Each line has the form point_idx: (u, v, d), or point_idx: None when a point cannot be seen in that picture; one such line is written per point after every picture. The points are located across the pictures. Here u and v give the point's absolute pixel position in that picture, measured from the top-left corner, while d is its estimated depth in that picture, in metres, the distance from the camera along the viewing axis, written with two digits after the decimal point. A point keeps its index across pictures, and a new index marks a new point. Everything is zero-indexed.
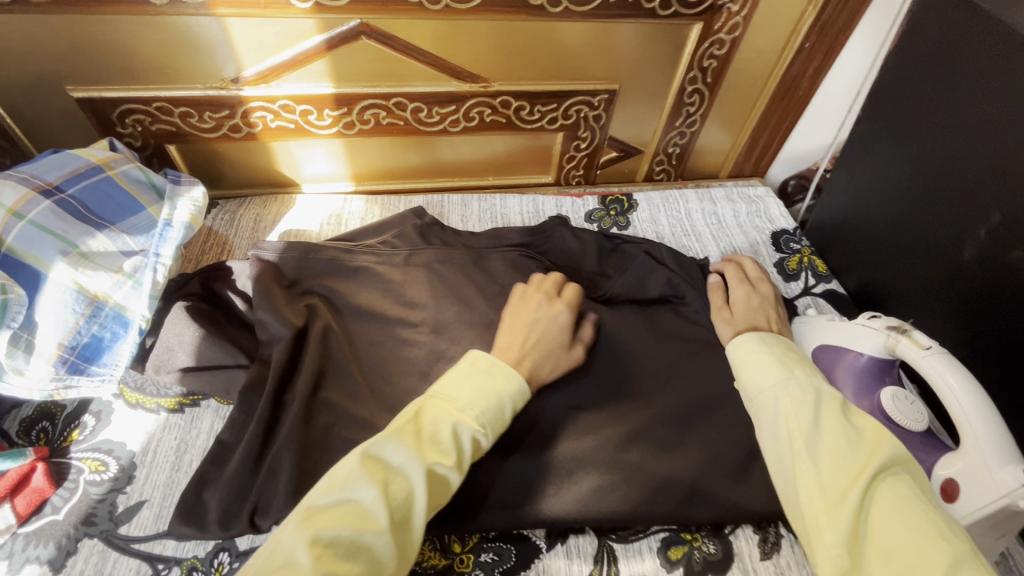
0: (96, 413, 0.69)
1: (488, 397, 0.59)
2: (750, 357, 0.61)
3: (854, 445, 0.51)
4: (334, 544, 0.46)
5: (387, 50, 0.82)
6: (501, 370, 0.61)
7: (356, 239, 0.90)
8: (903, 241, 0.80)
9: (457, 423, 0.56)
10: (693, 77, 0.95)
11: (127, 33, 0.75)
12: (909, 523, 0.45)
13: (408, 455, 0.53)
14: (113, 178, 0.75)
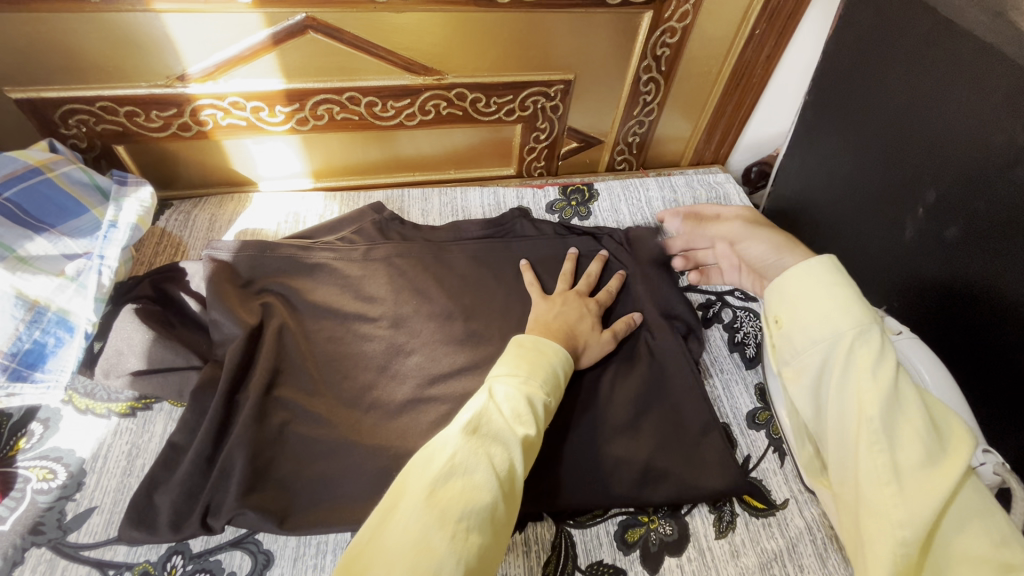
0: (44, 420, 0.67)
1: (550, 373, 0.64)
2: (810, 290, 0.54)
3: (929, 423, 0.49)
4: (467, 521, 0.47)
5: (336, 43, 0.81)
6: (544, 345, 0.67)
7: (314, 236, 0.89)
8: (852, 223, 0.82)
9: (534, 397, 0.60)
10: (648, 66, 0.96)
11: (63, 32, 0.73)
12: (986, 521, 0.46)
13: (504, 430, 0.55)
14: (53, 180, 0.73)
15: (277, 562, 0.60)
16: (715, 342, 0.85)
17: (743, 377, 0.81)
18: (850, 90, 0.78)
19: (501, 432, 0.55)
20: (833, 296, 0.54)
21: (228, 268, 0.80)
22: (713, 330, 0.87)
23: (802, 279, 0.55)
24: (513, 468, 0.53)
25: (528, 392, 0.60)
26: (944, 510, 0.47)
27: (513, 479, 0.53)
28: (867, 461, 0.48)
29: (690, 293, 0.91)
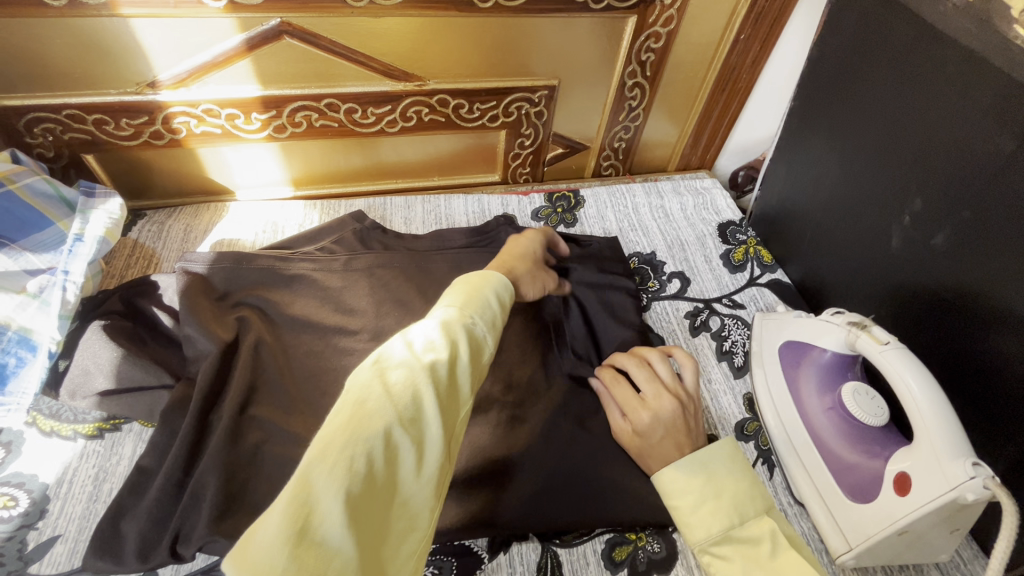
0: (6, 444, 0.64)
1: (480, 301, 0.59)
2: (678, 490, 0.57)
3: None
4: (352, 447, 0.41)
5: (312, 49, 0.79)
6: (478, 277, 0.64)
7: (292, 246, 0.87)
8: (839, 229, 0.81)
9: (452, 326, 0.54)
10: (632, 71, 0.95)
11: (25, 38, 0.71)
12: None
13: (411, 355, 0.49)
14: (15, 193, 0.70)
15: None
16: (703, 350, 0.84)
17: (732, 386, 0.80)
18: (836, 95, 0.77)
19: (406, 358, 0.49)
20: (699, 499, 0.56)
21: (203, 281, 0.77)
22: (701, 338, 0.86)
23: (672, 478, 0.58)
24: (421, 393, 0.47)
25: (446, 322, 0.54)
26: None
27: (423, 404, 0.46)
28: None
29: (678, 301, 0.90)
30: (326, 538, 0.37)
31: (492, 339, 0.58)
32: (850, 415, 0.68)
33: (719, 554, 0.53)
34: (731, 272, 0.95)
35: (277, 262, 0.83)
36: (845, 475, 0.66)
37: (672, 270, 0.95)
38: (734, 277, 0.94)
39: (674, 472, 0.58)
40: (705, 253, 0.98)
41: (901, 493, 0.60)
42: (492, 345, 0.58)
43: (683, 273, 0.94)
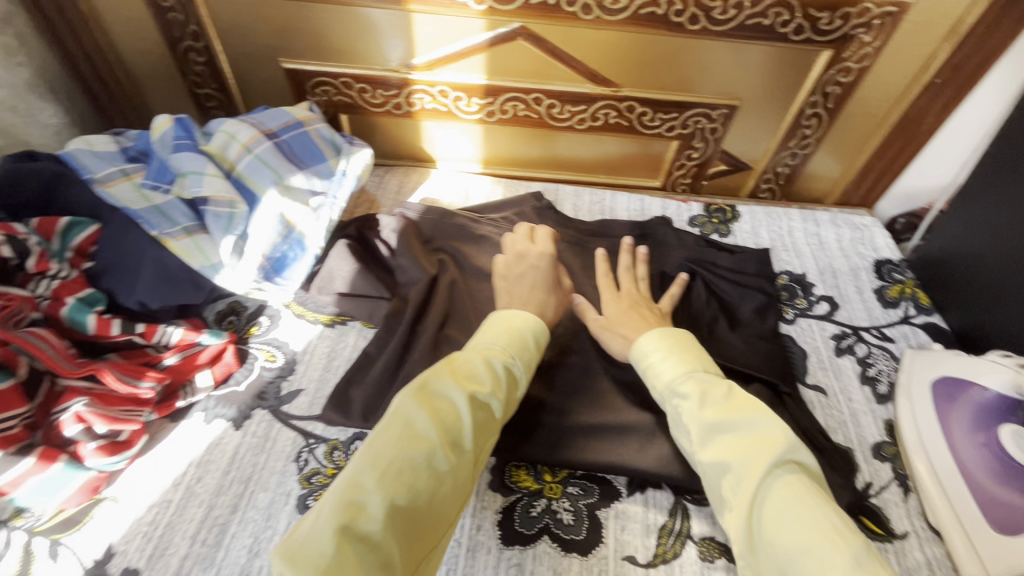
0: (270, 316, 0.85)
1: (516, 339, 0.69)
2: (650, 354, 0.70)
3: (757, 445, 0.59)
4: (399, 464, 0.53)
5: (537, 50, 0.94)
6: (521, 314, 0.72)
7: (481, 211, 1.03)
8: (1018, 280, 0.81)
9: (494, 360, 0.65)
10: (814, 102, 1.00)
11: (335, 20, 0.93)
12: (799, 521, 0.52)
13: (457, 386, 0.60)
14: (311, 133, 0.88)
15: None
16: (846, 371, 0.87)
17: (873, 410, 0.82)
18: None
19: (450, 389, 0.60)
20: (663, 353, 0.69)
21: (414, 225, 0.95)
22: (845, 360, 0.88)
23: (642, 346, 0.71)
24: (461, 420, 0.58)
25: (490, 355, 0.65)
26: (763, 514, 0.55)
27: (461, 427, 0.58)
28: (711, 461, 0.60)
29: (824, 322, 0.93)
30: (367, 531, 0.49)
31: (526, 376, 0.68)
32: (1008, 456, 0.67)
33: (677, 391, 0.65)
34: (884, 307, 0.96)
35: (470, 222, 0.99)
36: (993, 509, 0.67)
37: (822, 293, 0.98)
38: (887, 313, 0.96)
39: (649, 335, 0.71)
40: (858, 285, 0.99)
41: None
42: (526, 378, 0.69)
43: (832, 298, 0.97)
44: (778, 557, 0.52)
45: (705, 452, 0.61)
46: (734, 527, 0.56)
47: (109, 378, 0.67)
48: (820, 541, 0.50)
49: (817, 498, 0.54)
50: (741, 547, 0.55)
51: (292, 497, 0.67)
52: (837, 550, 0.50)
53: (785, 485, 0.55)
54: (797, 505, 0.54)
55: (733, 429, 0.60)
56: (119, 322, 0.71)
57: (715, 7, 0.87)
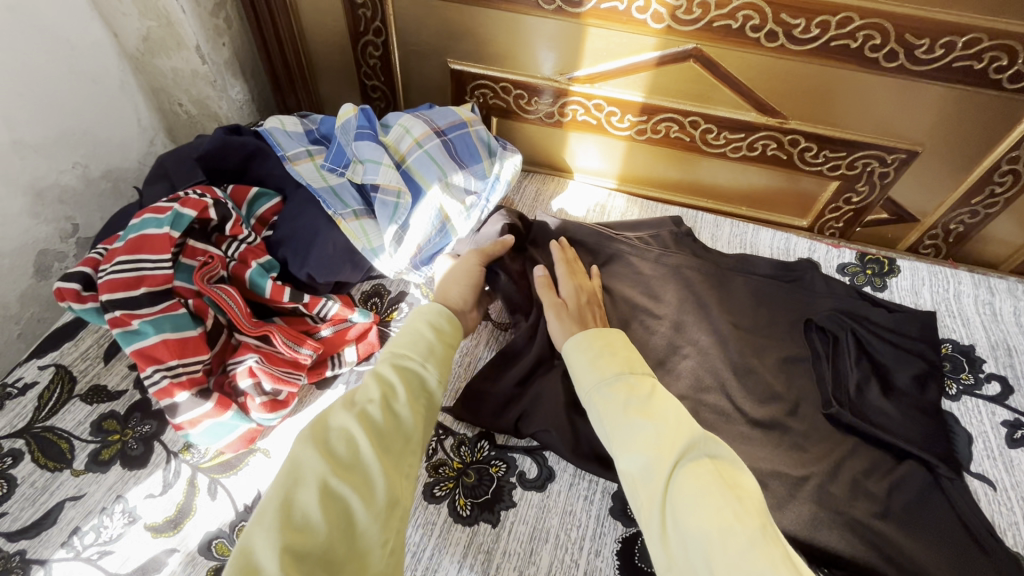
0: (411, 304, 0.88)
1: (417, 339, 0.68)
2: (577, 355, 0.71)
3: (658, 437, 0.58)
4: (285, 507, 0.50)
5: (707, 73, 0.91)
6: (422, 310, 0.72)
7: (617, 229, 1.02)
8: None
9: (383, 366, 0.64)
10: (1014, 157, 0.89)
11: (509, 28, 0.95)
12: (702, 513, 0.51)
13: (337, 410, 0.59)
14: (473, 134, 0.91)
15: (556, 479, 0.71)
16: (1020, 466, 0.76)
17: None
18: None
19: (332, 417, 0.58)
20: (590, 357, 0.70)
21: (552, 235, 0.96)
22: (1019, 453, 0.78)
23: (571, 346, 0.72)
24: (358, 442, 0.55)
25: (380, 364, 0.65)
26: (673, 511, 0.54)
27: (359, 451, 0.55)
28: (626, 457, 0.60)
29: (995, 406, 0.83)
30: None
31: (432, 371, 0.65)
32: None
33: (602, 389, 0.66)
34: None
35: (605, 238, 0.97)
36: None
37: (992, 371, 0.87)
38: None
39: (575, 341, 0.73)
40: None
41: None
42: (439, 373, 0.65)
43: (1005, 379, 0.86)
44: (685, 548, 0.52)
45: (622, 450, 0.60)
46: (646, 522, 0.56)
47: (279, 339, 0.73)
48: (728, 527, 0.50)
49: (721, 487, 0.53)
50: (653, 541, 0.54)
51: (420, 483, 0.70)
52: (736, 537, 0.49)
53: (687, 472, 0.55)
54: (700, 496, 0.53)
55: (642, 426, 0.60)
56: (290, 290, 0.76)
57: (921, 45, 0.80)
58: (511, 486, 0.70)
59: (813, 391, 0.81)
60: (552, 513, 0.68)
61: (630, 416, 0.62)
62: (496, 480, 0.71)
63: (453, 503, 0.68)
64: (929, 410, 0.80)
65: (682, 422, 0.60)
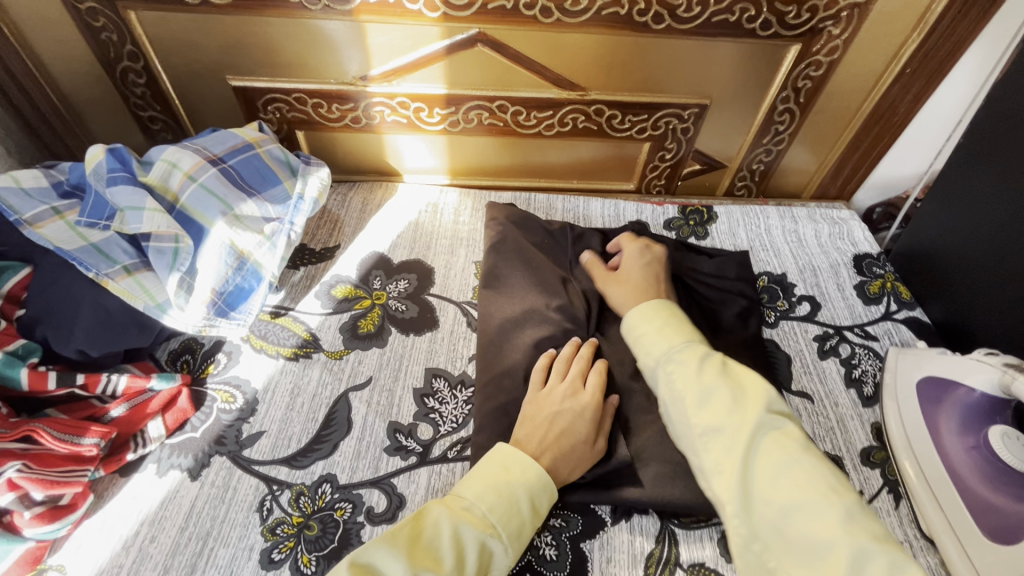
0: (228, 353, 0.79)
1: (504, 500, 0.59)
2: (647, 328, 0.70)
3: (738, 404, 0.60)
4: None
5: (498, 56, 0.90)
6: (517, 455, 0.63)
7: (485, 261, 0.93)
8: (1008, 282, 0.80)
9: (462, 526, 0.55)
10: (786, 97, 0.98)
11: (281, 34, 0.88)
12: (793, 479, 0.54)
13: (397, 556, 0.52)
14: (261, 155, 0.84)
15: (408, 505, 0.67)
16: (831, 374, 0.84)
17: (860, 414, 0.80)
18: (1016, 133, 0.78)
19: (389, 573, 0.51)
20: (659, 327, 0.69)
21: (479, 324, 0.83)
22: (830, 362, 0.86)
23: (637, 320, 0.71)
24: None
25: (459, 518, 0.56)
26: (759, 480, 0.55)
27: None
28: (702, 429, 0.60)
29: (807, 323, 0.91)
30: None
31: (506, 553, 0.57)
32: (995, 457, 0.68)
33: (670, 360, 0.65)
34: (866, 304, 0.95)
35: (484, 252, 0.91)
36: (985, 516, 0.66)
37: (802, 293, 0.95)
38: (869, 309, 0.94)
39: (638, 312, 0.72)
40: (839, 282, 0.97)
41: None
42: (509, 553, 0.57)
43: (813, 298, 0.95)
44: (776, 512, 0.53)
45: (699, 418, 0.60)
46: (725, 490, 0.56)
47: (46, 437, 0.61)
48: (826, 497, 0.52)
49: (808, 457, 0.56)
50: (737, 506, 0.55)
51: (256, 551, 0.63)
52: (829, 507, 0.52)
53: (775, 444, 0.57)
54: (789, 464, 0.55)
55: (717, 393, 0.60)
56: (57, 375, 0.65)
57: (680, 4, 0.83)
58: (358, 526, 0.65)
59: None
60: None
61: (702, 382, 0.61)
62: (342, 524, 0.65)
63: (295, 563, 0.62)
64: (752, 343, 0.85)
65: (760, 383, 0.62)
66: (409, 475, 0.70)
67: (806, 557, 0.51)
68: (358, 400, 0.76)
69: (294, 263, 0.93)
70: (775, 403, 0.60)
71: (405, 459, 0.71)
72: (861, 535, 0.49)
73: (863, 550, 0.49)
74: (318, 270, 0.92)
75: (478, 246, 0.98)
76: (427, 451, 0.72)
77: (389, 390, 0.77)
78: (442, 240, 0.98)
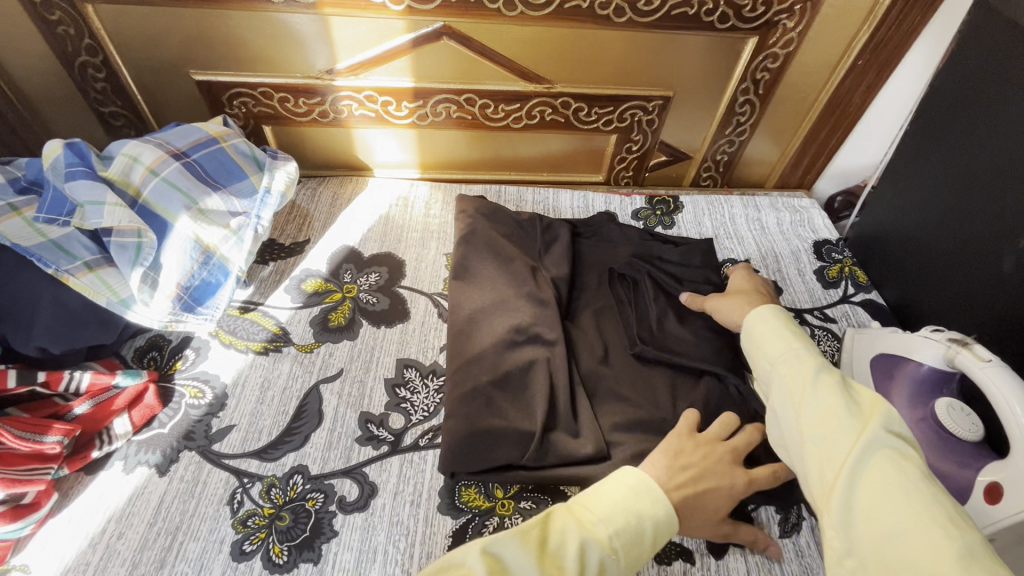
0: (196, 349, 0.79)
1: (633, 527, 0.56)
2: (764, 327, 0.67)
3: (852, 413, 0.54)
4: None
5: (464, 49, 0.91)
6: (650, 484, 0.59)
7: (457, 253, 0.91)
8: (955, 262, 0.84)
9: (590, 544, 0.53)
10: (745, 89, 1.01)
11: (244, 27, 0.87)
12: (907, 501, 0.48)
13: (528, 555, 0.51)
14: (226, 149, 0.83)
15: (380, 493, 0.68)
16: None
17: None
18: (958, 121, 0.82)
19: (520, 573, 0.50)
20: (778, 327, 0.66)
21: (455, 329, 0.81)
22: None
23: (755, 319, 0.69)
24: None
25: (587, 535, 0.54)
26: (864, 495, 0.50)
27: None
28: (806, 433, 0.55)
29: None
30: None
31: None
32: (941, 428, 0.71)
33: (785, 359, 0.62)
34: (824, 287, 0.98)
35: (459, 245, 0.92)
36: (934, 484, 0.69)
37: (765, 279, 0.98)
38: (828, 293, 0.98)
39: (761, 312, 0.69)
40: (799, 268, 1.01)
41: (992, 501, 0.63)
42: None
43: (775, 283, 0.98)
44: (879, 533, 0.47)
45: (804, 421, 0.56)
46: (824, 499, 0.51)
47: (7, 436, 0.60)
48: (944, 529, 0.45)
49: (929, 484, 0.49)
50: (833, 517, 0.50)
51: (226, 544, 0.63)
52: (947, 536, 0.45)
53: (890, 461, 0.51)
54: (903, 485, 0.49)
55: (830, 399, 0.56)
56: (18, 372, 0.65)
57: None
58: (331, 516, 0.66)
59: (618, 334, 0.84)
60: (378, 529, 0.65)
61: (811, 385, 0.58)
62: (314, 514, 0.66)
63: (267, 554, 0.62)
64: None
65: (884, 400, 0.55)
66: (381, 464, 0.70)
67: None
68: (329, 391, 0.76)
69: (262, 258, 0.92)
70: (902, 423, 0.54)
71: (377, 448, 0.72)
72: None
73: None
74: (287, 264, 0.92)
75: (448, 239, 0.98)
76: (399, 440, 0.73)
77: (360, 381, 0.78)
78: (413, 233, 0.99)
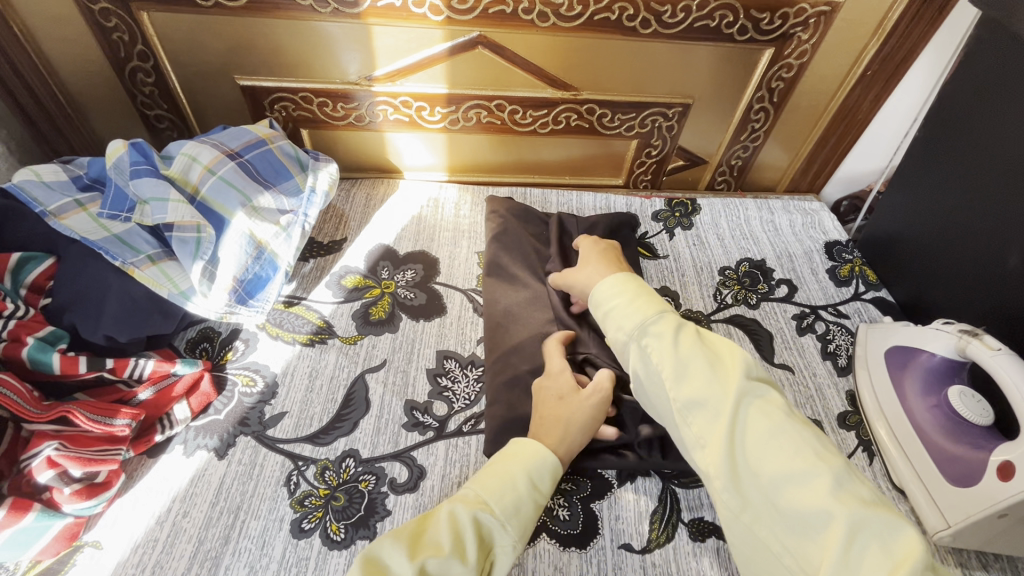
0: (245, 340, 0.82)
1: (501, 483, 0.61)
2: (609, 298, 0.70)
3: (716, 376, 0.61)
4: None
5: (497, 58, 0.96)
6: (512, 447, 0.65)
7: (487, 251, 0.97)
8: (962, 260, 0.89)
9: (459, 510, 0.58)
10: (761, 96, 1.06)
11: (290, 35, 0.92)
12: (778, 449, 0.56)
13: (402, 544, 0.55)
14: (274, 150, 0.88)
15: (428, 475, 0.71)
16: (809, 349, 0.92)
17: (835, 382, 0.88)
18: (965, 127, 0.88)
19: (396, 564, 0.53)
20: (629, 297, 0.69)
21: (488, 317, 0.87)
22: (807, 338, 0.94)
23: (602, 291, 0.72)
24: None
25: (455, 506, 0.58)
26: (747, 452, 0.57)
27: None
28: (684, 405, 0.61)
29: (785, 304, 0.99)
30: None
31: (511, 527, 0.58)
32: (954, 413, 0.76)
33: (648, 331, 0.65)
34: (837, 285, 1.03)
35: (490, 243, 0.96)
36: (950, 466, 0.74)
37: (781, 277, 1.03)
38: (840, 290, 1.02)
39: (606, 283, 0.72)
40: (812, 267, 1.06)
41: (1004, 479, 0.67)
42: (512, 528, 0.58)
43: (790, 281, 1.03)
44: (766, 483, 0.55)
45: (679, 392, 0.61)
46: (713, 463, 0.58)
47: (81, 418, 0.64)
48: (810, 465, 0.54)
49: (789, 425, 0.58)
50: (724, 480, 0.56)
51: (286, 522, 0.66)
52: (816, 472, 0.54)
53: (756, 414, 0.58)
54: (774, 434, 0.57)
55: (699, 366, 0.61)
56: (87, 359, 0.68)
57: (665, 11, 0.91)
58: (383, 496, 0.69)
59: None
60: (429, 508, 0.68)
61: (674, 356, 0.62)
62: (367, 495, 0.69)
63: (325, 531, 0.66)
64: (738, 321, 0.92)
65: (737, 354, 0.63)
66: (427, 448, 0.74)
67: (795, 525, 0.53)
68: (375, 380, 0.80)
69: (304, 255, 0.96)
70: (755, 371, 0.62)
71: (423, 433, 0.75)
72: (851, 503, 0.51)
73: (855, 518, 0.50)
74: (327, 261, 0.96)
75: (479, 238, 1.03)
76: (443, 426, 0.76)
77: (404, 370, 0.82)
78: (445, 232, 1.03)
